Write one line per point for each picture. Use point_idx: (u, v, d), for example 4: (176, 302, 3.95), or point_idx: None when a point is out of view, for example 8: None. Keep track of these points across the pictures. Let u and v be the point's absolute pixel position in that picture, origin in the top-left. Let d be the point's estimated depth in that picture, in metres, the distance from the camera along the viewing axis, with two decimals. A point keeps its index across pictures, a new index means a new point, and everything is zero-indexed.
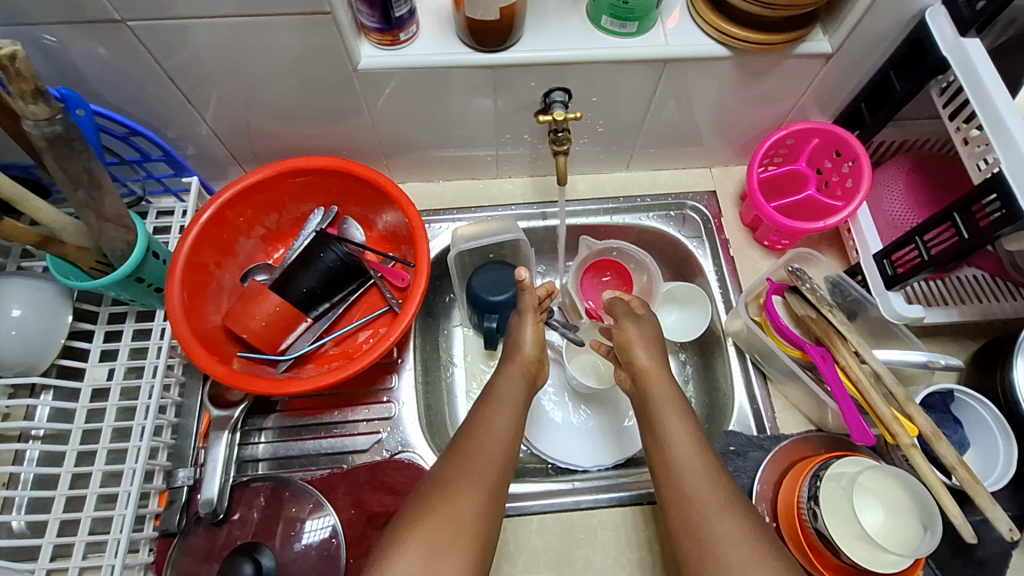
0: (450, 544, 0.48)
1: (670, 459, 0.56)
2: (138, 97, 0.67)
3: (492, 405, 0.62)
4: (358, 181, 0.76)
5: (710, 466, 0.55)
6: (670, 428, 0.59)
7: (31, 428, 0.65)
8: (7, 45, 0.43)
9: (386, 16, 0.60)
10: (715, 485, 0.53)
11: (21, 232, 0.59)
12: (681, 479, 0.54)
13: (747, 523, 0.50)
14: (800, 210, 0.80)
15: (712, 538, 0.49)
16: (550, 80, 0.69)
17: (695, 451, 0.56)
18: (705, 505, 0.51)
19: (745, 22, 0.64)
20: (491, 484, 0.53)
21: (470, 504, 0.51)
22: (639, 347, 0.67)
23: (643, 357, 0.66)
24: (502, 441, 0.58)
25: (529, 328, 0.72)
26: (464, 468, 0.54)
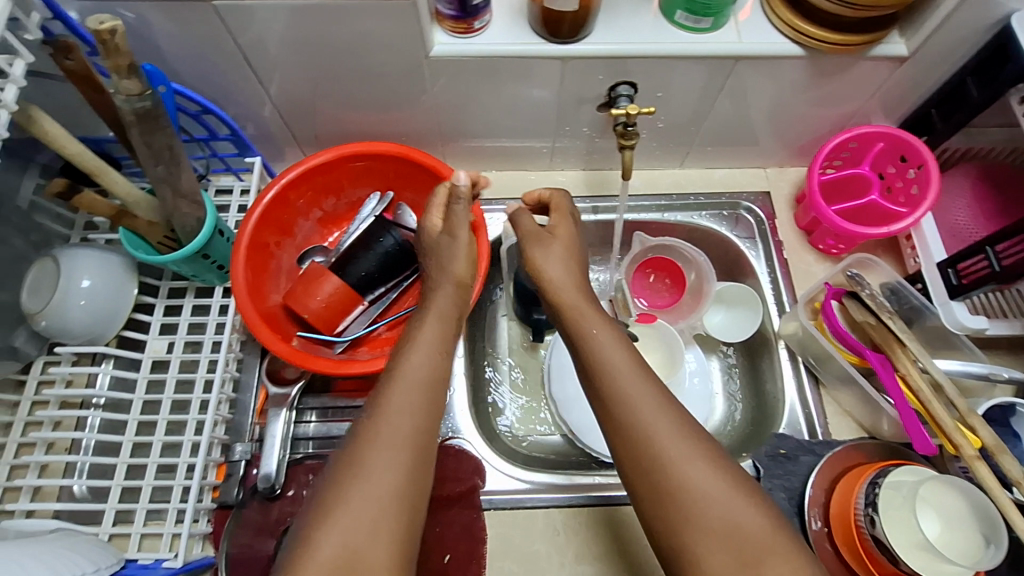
0: (380, 508, 0.47)
1: (617, 398, 0.54)
2: (210, 76, 0.68)
3: (405, 347, 0.57)
4: (417, 168, 0.76)
5: (667, 408, 0.53)
6: (620, 371, 0.55)
7: (96, 396, 0.66)
8: (108, 20, 0.44)
9: (464, 4, 0.61)
10: (676, 428, 0.52)
11: (99, 204, 0.60)
12: (635, 429, 0.52)
13: (702, 455, 0.50)
14: (861, 215, 0.79)
15: (671, 475, 0.50)
16: (617, 74, 0.69)
17: (651, 394, 0.53)
18: (663, 451, 0.51)
19: (822, 22, 0.63)
20: (417, 437, 0.51)
21: (398, 464, 0.49)
22: (558, 272, 0.64)
23: (573, 295, 0.62)
24: (424, 382, 0.54)
25: (444, 240, 0.66)
26: (382, 425, 0.51)
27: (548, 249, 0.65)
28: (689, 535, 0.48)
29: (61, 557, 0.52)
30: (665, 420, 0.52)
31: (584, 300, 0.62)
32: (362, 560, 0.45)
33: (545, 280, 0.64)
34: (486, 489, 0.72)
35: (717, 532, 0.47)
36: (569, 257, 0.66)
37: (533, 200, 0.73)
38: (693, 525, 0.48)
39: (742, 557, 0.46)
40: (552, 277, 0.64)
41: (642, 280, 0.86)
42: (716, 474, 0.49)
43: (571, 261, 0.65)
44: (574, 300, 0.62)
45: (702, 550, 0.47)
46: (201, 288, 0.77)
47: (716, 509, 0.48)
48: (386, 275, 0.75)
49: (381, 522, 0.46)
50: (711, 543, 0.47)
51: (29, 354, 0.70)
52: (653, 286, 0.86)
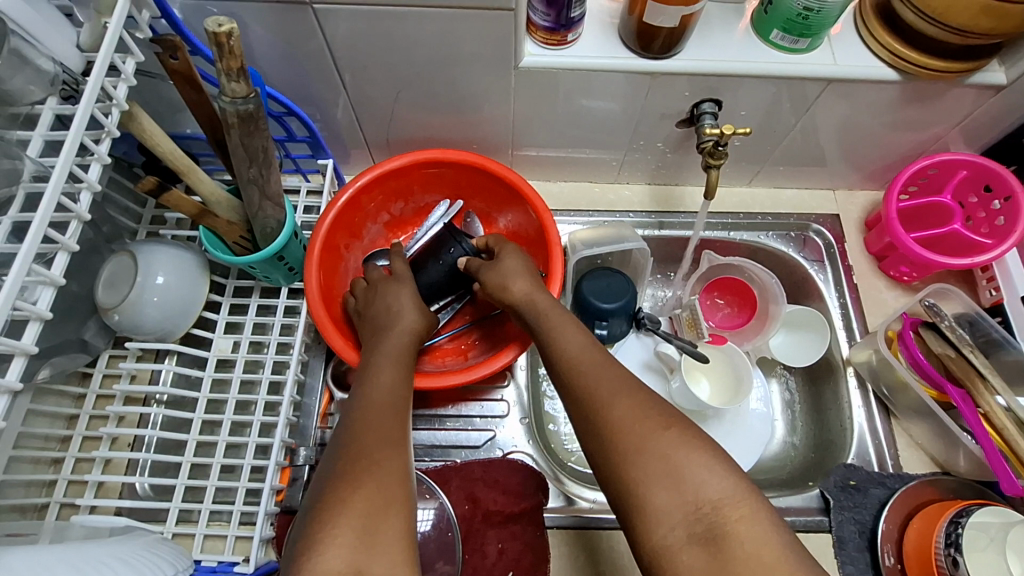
0: (388, 496, 0.44)
1: (565, 371, 0.55)
2: (294, 76, 0.68)
3: (377, 356, 0.58)
4: (490, 178, 0.76)
5: (607, 367, 0.53)
6: (563, 344, 0.56)
7: (162, 393, 0.65)
8: (226, 22, 0.44)
9: (561, 16, 0.60)
10: (615, 379, 0.52)
11: (184, 203, 0.60)
12: (580, 391, 0.53)
13: (640, 404, 0.50)
14: (938, 244, 0.77)
15: (617, 428, 0.49)
16: (703, 92, 0.67)
17: (592, 357, 0.54)
18: (603, 405, 0.50)
19: (923, 47, 0.62)
20: (401, 432, 0.50)
21: (393, 453, 0.47)
22: (512, 273, 0.64)
23: (520, 285, 0.63)
24: (401, 387, 0.55)
25: (398, 291, 0.66)
26: (370, 417, 0.50)
27: (497, 263, 0.66)
28: (631, 479, 0.47)
29: (144, 559, 0.51)
30: (606, 378, 0.52)
31: (530, 288, 0.62)
32: (378, 545, 0.41)
33: (504, 292, 0.63)
34: (548, 507, 0.70)
35: (659, 472, 0.46)
36: (522, 260, 0.66)
37: (482, 245, 0.72)
38: (635, 468, 0.47)
39: (684, 494, 0.45)
40: (502, 276, 0.64)
41: (707, 301, 0.85)
42: (653, 416, 0.49)
43: (526, 262, 0.66)
44: (524, 296, 0.62)
45: (648, 493, 0.46)
46: (267, 288, 0.76)
47: (664, 454, 0.46)
48: (449, 288, 0.74)
49: (390, 503, 0.44)
50: (653, 483, 0.46)
51: (98, 347, 0.69)
52: (720, 307, 0.85)
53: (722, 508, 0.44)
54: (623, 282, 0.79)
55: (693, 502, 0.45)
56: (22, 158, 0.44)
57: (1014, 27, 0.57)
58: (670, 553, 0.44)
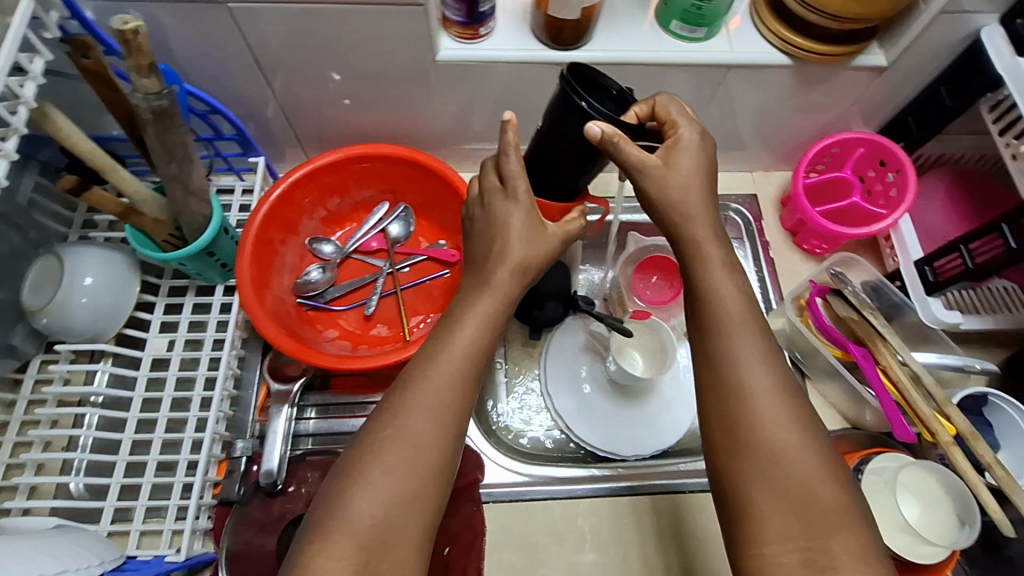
0: (422, 477, 0.47)
1: (722, 349, 0.50)
2: (217, 75, 0.69)
3: (457, 320, 0.53)
4: (422, 171, 0.79)
5: (768, 358, 0.50)
6: (732, 318, 0.51)
7: (95, 393, 0.66)
8: (132, 20, 0.46)
9: (471, 11, 0.63)
10: (769, 381, 0.49)
11: (107, 201, 0.60)
12: (734, 381, 0.49)
13: (795, 420, 0.48)
14: (843, 216, 0.83)
15: (767, 439, 0.47)
16: (615, 80, 0.71)
17: (756, 345, 0.50)
18: (757, 410, 0.48)
19: (808, 33, 0.67)
20: (460, 409, 0.50)
21: (440, 434, 0.49)
22: (694, 199, 0.53)
23: (699, 231, 0.53)
24: (474, 360, 0.52)
25: (516, 220, 0.55)
26: (430, 393, 0.49)
27: (665, 163, 0.53)
28: (754, 488, 0.47)
29: (70, 551, 0.52)
30: (765, 373, 0.49)
31: (705, 231, 0.53)
32: (398, 521, 0.46)
33: (669, 202, 0.53)
34: (484, 483, 0.75)
35: (792, 489, 0.46)
36: (699, 160, 0.54)
37: (642, 112, 0.56)
38: (766, 485, 0.46)
39: (810, 521, 0.45)
40: (678, 203, 0.53)
41: (641, 281, 0.88)
42: (808, 441, 0.48)
43: (708, 184, 0.54)
44: (694, 213, 0.53)
45: (770, 506, 0.46)
46: (202, 286, 0.77)
47: (801, 476, 0.46)
48: (585, 167, 0.60)
49: (423, 486, 0.47)
50: (781, 503, 0.46)
51: (27, 352, 0.69)
52: (653, 286, 0.88)
53: (834, 525, 0.45)
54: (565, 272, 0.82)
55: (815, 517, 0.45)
56: None
57: (883, 12, 0.62)
58: (769, 564, 0.45)
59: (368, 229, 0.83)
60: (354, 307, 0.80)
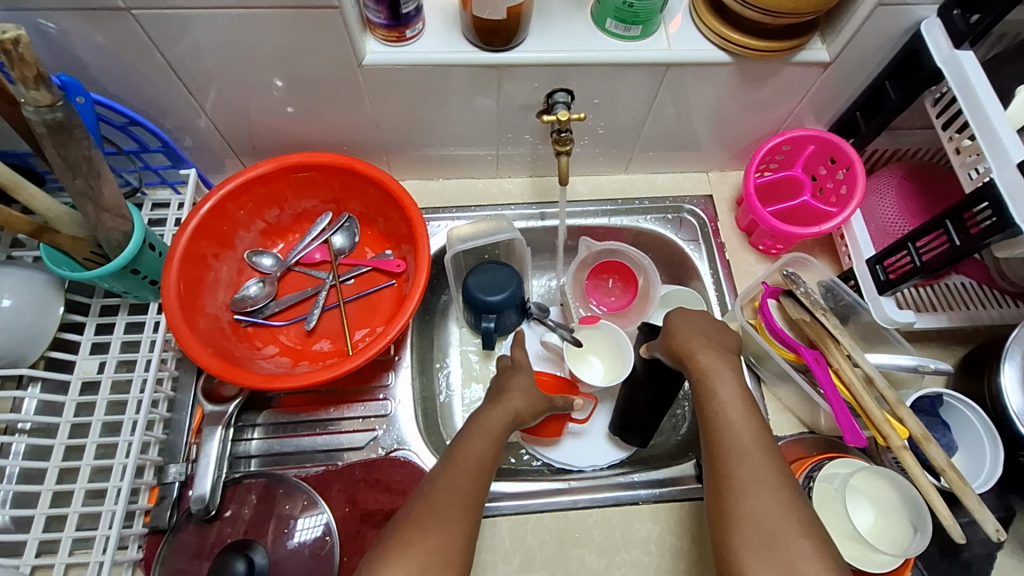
0: (447, 557, 0.47)
1: (713, 432, 0.54)
2: (138, 86, 0.67)
3: (469, 430, 0.61)
4: (361, 179, 0.76)
5: (760, 439, 0.52)
6: (723, 406, 0.55)
7: (16, 420, 0.63)
8: (11, 29, 0.43)
9: (393, 13, 0.61)
10: (760, 456, 0.50)
11: (16, 220, 0.58)
12: (722, 459, 0.51)
13: (783, 493, 0.48)
14: (796, 216, 0.82)
15: (751, 509, 0.47)
16: (553, 81, 0.69)
17: (748, 426, 0.53)
18: (739, 481, 0.49)
19: (747, 29, 0.65)
20: (474, 499, 0.53)
21: (460, 521, 0.50)
22: (687, 333, 0.64)
23: (694, 349, 0.61)
24: (486, 462, 0.57)
25: (518, 378, 0.70)
26: (454, 482, 0.53)
27: (670, 326, 0.66)
28: (743, 560, 0.45)
29: None
30: (757, 449, 0.50)
31: (701, 349, 0.61)
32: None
33: (676, 345, 0.64)
34: None
35: (774, 559, 0.44)
36: (694, 319, 0.65)
37: None
38: (752, 557, 0.45)
39: None
40: (677, 340, 0.63)
41: (595, 283, 0.87)
42: (793, 514, 0.46)
43: (704, 324, 0.65)
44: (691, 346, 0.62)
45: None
46: (135, 304, 0.74)
47: (786, 550, 0.44)
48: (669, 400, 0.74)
49: (446, 568, 0.46)
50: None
51: None
52: (608, 289, 0.87)
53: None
54: (509, 274, 0.79)
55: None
56: None
57: (818, 5, 0.60)
58: None
59: (311, 240, 0.80)
60: (294, 321, 0.77)
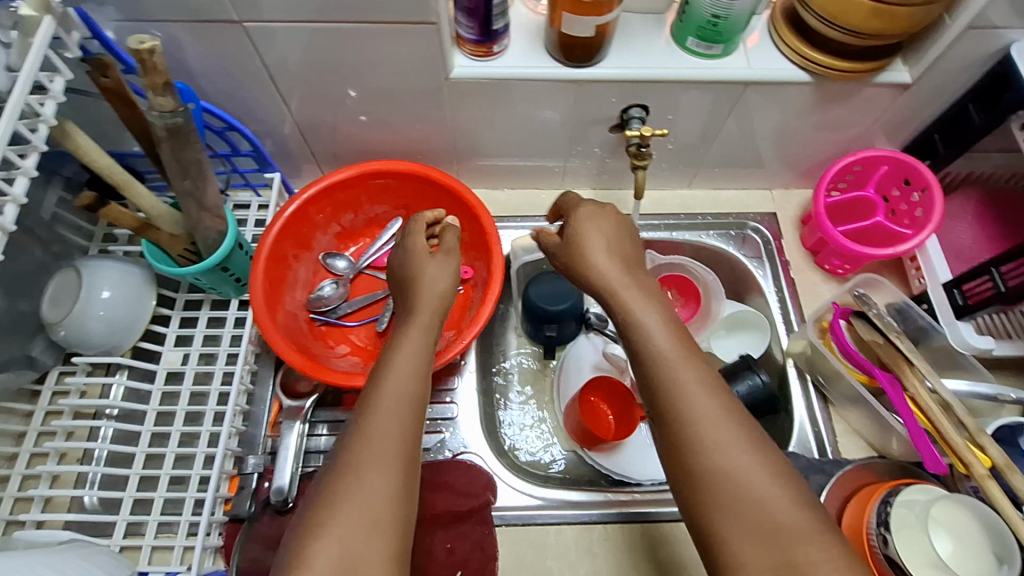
0: (379, 517, 0.44)
1: (653, 367, 0.51)
2: (235, 93, 0.70)
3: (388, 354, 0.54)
4: (435, 187, 0.79)
5: (701, 376, 0.50)
6: (655, 339, 0.52)
7: (108, 407, 0.66)
8: (148, 40, 0.46)
9: (483, 29, 0.63)
10: (707, 396, 0.49)
11: (124, 217, 0.60)
12: (670, 399, 0.49)
13: (744, 436, 0.47)
14: (866, 237, 0.81)
15: (713, 455, 0.46)
16: (630, 97, 0.71)
17: (683, 359, 0.51)
18: (693, 424, 0.47)
19: (829, 50, 0.66)
20: (406, 440, 0.49)
21: (389, 473, 0.46)
22: (597, 256, 0.59)
23: (610, 273, 0.57)
24: (410, 393, 0.51)
25: (427, 262, 0.65)
26: (375, 438, 0.47)
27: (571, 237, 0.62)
28: (714, 512, 0.45)
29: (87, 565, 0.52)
30: (703, 388, 0.49)
31: (620, 275, 0.57)
32: (360, 566, 0.42)
33: (587, 262, 0.59)
34: (496, 505, 0.72)
35: (749, 509, 0.44)
36: (600, 229, 0.61)
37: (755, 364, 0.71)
38: (723, 510, 0.45)
39: (775, 544, 0.43)
40: (591, 262, 0.59)
41: None
42: (755, 458, 0.46)
43: (609, 239, 0.60)
44: (605, 265, 0.58)
45: (731, 529, 0.45)
46: (217, 300, 0.78)
47: (766, 500, 0.44)
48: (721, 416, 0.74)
49: (382, 527, 0.44)
50: (745, 529, 0.44)
51: (46, 364, 0.69)
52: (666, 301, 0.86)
53: (802, 542, 0.43)
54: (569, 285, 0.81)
55: (779, 540, 0.43)
56: None
57: (907, 28, 0.60)
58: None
59: (382, 243, 0.83)
60: (365, 322, 0.80)
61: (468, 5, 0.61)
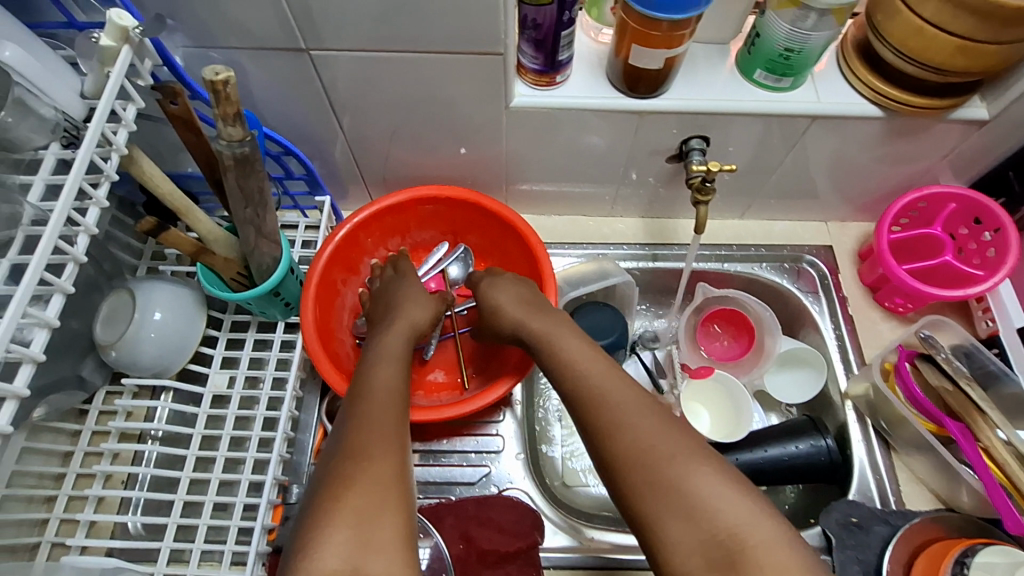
0: (383, 497, 0.44)
1: (574, 381, 0.55)
2: (293, 118, 0.70)
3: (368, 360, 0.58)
4: (485, 214, 0.78)
5: (615, 375, 0.55)
6: (572, 357, 0.57)
7: (155, 430, 0.65)
8: (223, 70, 0.46)
9: (549, 59, 0.62)
10: (624, 394, 0.53)
11: (182, 241, 0.60)
12: (594, 404, 0.53)
13: (660, 424, 0.50)
14: (931, 276, 0.78)
15: (634, 448, 0.49)
16: (691, 129, 0.69)
17: (600, 369, 0.55)
18: (614, 420, 0.51)
19: (905, 85, 0.63)
20: (396, 430, 0.50)
21: (393, 456, 0.47)
22: (506, 301, 0.67)
23: (522, 310, 0.65)
24: (394, 388, 0.54)
25: (409, 291, 0.69)
26: (372, 423, 0.50)
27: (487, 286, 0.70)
28: (646, 504, 0.47)
29: None
30: (618, 387, 0.53)
31: (533, 310, 0.64)
32: (372, 545, 0.42)
33: (498, 312, 0.67)
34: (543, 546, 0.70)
35: (674, 492, 0.46)
36: (511, 280, 0.70)
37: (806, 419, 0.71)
38: (651, 498, 0.47)
39: (700, 522, 0.45)
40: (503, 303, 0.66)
41: (705, 330, 0.85)
42: (674, 442, 0.49)
43: (516, 284, 0.69)
44: (518, 306, 0.65)
45: (662, 516, 0.46)
46: (264, 322, 0.77)
47: (688, 481, 0.46)
48: (780, 466, 0.73)
49: (384, 504, 0.44)
50: (673, 513, 0.45)
51: (95, 384, 0.69)
52: (715, 335, 0.85)
53: (723, 516, 0.44)
54: (613, 315, 0.81)
55: (702, 517, 0.44)
56: (22, 202, 0.45)
57: (993, 67, 0.58)
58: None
59: (430, 269, 0.81)
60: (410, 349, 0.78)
61: (536, 36, 0.60)
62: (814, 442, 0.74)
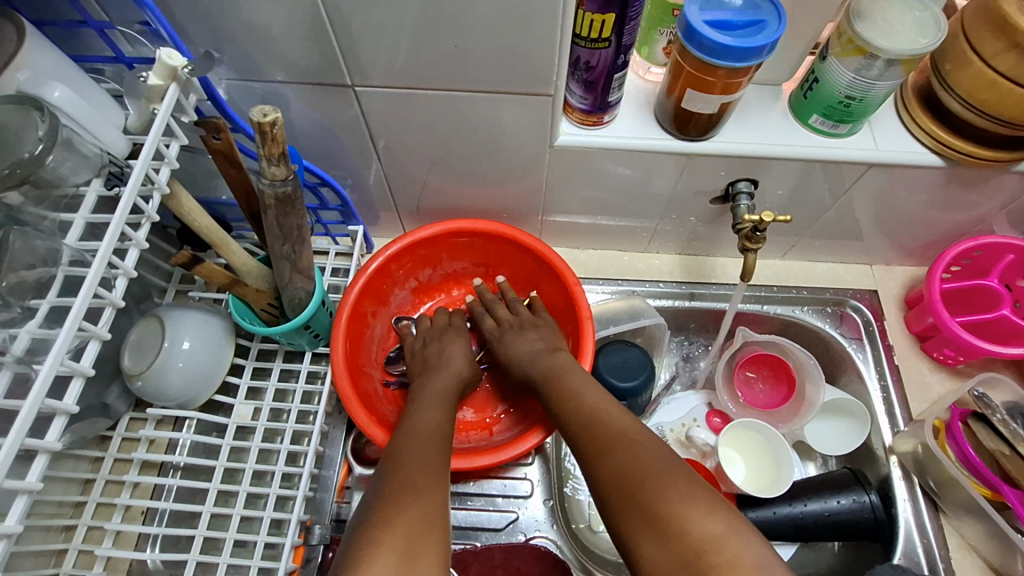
0: (427, 522, 0.44)
1: (572, 410, 0.57)
2: (331, 148, 0.69)
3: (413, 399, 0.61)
4: (521, 250, 0.76)
5: (611, 404, 0.55)
6: (572, 388, 0.59)
7: (179, 463, 0.64)
8: (269, 111, 0.44)
9: (597, 99, 0.61)
10: (618, 422, 0.53)
11: (216, 274, 0.59)
12: (590, 431, 0.53)
13: (647, 447, 0.50)
14: (985, 329, 0.75)
15: (621, 469, 0.49)
16: (739, 171, 0.67)
17: (598, 400, 0.56)
18: (605, 444, 0.51)
19: (967, 135, 0.61)
20: (439, 464, 0.50)
21: (434, 484, 0.47)
22: (522, 339, 0.69)
23: (535, 347, 0.67)
24: (435, 423, 0.56)
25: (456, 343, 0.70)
26: (405, 451, 0.51)
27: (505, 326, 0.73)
28: (629, 527, 0.46)
29: None
30: (614, 414, 0.54)
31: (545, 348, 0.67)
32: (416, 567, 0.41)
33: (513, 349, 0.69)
34: None
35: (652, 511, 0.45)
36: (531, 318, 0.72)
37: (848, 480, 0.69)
38: (634, 520, 0.46)
39: (676, 542, 0.43)
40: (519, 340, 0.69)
41: (741, 376, 0.82)
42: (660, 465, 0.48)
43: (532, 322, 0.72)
44: (534, 346, 0.68)
45: (641, 536, 0.45)
46: (290, 351, 0.75)
47: (667, 500, 0.45)
48: (822, 523, 0.70)
49: (430, 530, 0.43)
50: (651, 534, 0.44)
51: (118, 411, 0.67)
52: (751, 381, 0.82)
53: (694, 530, 0.43)
54: (640, 356, 0.77)
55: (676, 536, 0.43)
56: (61, 243, 0.43)
57: None
58: None
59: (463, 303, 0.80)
60: None
61: (587, 77, 0.59)
62: (859, 499, 0.70)
